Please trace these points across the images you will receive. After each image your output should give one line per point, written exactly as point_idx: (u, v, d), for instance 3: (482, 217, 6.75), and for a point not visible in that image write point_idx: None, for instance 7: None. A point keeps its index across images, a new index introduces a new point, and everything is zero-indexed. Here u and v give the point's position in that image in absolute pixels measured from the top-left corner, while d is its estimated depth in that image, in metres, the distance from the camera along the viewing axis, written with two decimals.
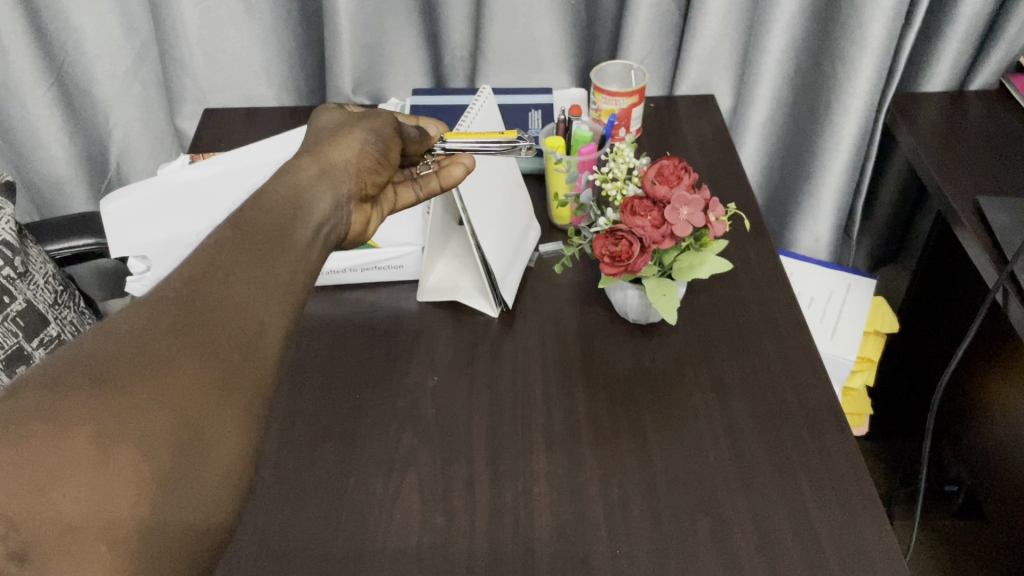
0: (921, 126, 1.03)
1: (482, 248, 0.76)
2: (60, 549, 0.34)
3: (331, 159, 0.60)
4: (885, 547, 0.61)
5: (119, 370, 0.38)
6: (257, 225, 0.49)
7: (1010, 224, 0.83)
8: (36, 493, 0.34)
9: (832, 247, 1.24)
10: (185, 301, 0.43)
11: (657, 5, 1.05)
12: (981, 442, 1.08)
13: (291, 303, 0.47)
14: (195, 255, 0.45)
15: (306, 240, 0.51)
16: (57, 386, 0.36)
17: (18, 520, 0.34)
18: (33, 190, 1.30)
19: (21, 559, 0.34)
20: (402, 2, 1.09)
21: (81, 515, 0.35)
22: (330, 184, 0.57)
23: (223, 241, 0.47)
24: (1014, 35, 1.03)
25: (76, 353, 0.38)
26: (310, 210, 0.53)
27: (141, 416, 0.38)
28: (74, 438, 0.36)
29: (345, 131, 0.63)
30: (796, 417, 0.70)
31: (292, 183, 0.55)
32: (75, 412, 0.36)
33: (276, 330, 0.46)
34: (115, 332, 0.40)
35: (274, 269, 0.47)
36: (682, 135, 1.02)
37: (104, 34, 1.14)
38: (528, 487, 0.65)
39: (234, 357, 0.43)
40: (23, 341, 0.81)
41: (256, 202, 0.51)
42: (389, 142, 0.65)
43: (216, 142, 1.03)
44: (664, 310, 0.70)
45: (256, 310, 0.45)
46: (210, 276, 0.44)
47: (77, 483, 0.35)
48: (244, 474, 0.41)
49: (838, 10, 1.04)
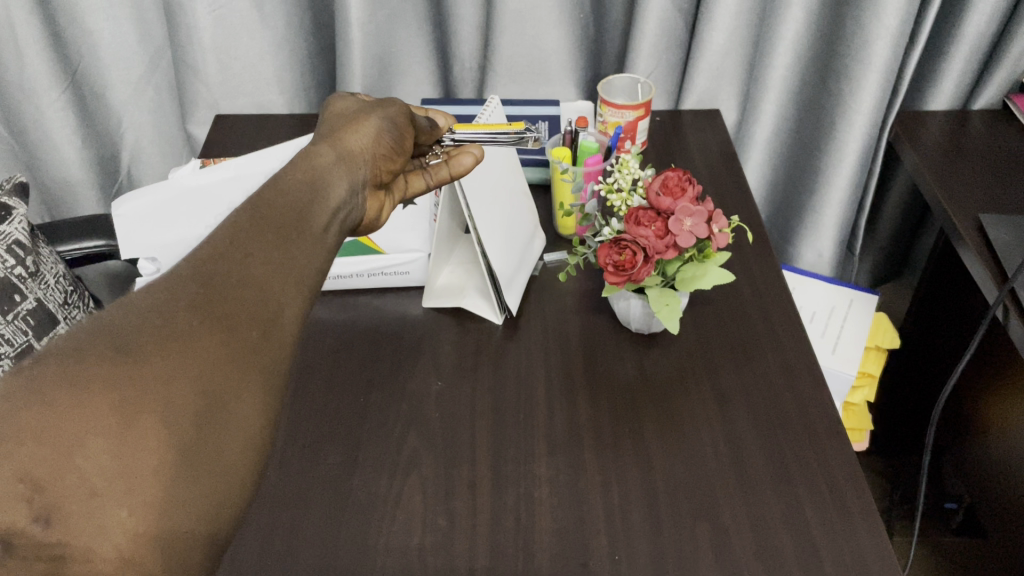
0: (925, 144, 1.04)
1: (487, 255, 0.77)
2: (84, 513, 0.35)
3: (348, 145, 0.61)
4: (884, 560, 0.61)
5: (140, 342, 0.40)
6: (276, 208, 0.50)
7: (1012, 242, 0.84)
8: (60, 457, 0.36)
9: (835, 262, 1.25)
10: (205, 277, 0.44)
11: (664, 20, 1.06)
12: (982, 459, 1.08)
13: (306, 286, 0.48)
14: (216, 235, 0.47)
15: (323, 224, 0.52)
16: (81, 356, 0.38)
17: (42, 483, 0.35)
18: (44, 192, 1.32)
19: (45, 522, 0.35)
20: (413, 14, 1.11)
21: (105, 481, 0.36)
22: (346, 170, 0.58)
23: (242, 222, 0.48)
24: (1017, 56, 1.04)
25: (98, 326, 0.40)
26: (327, 194, 0.55)
27: (163, 386, 0.39)
28: (96, 406, 0.37)
29: (360, 118, 0.65)
30: (796, 428, 0.71)
31: (309, 168, 0.56)
32: (98, 381, 0.37)
33: (295, 311, 0.47)
34: (137, 307, 0.41)
35: (292, 250, 0.48)
36: (687, 148, 1.03)
37: (119, 41, 1.16)
38: (531, 491, 0.66)
39: (252, 333, 0.44)
40: (33, 338, 0.83)
41: (275, 186, 0.52)
42: (405, 131, 0.67)
43: (225, 148, 1.04)
44: (666, 320, 0.71)
45: (274, 292, 0.46)
46: (229, 256, 0.45)
47: (101, 449, 0.36)
48: (262, 449, 0.42)
49: (844, 27, 1.06)
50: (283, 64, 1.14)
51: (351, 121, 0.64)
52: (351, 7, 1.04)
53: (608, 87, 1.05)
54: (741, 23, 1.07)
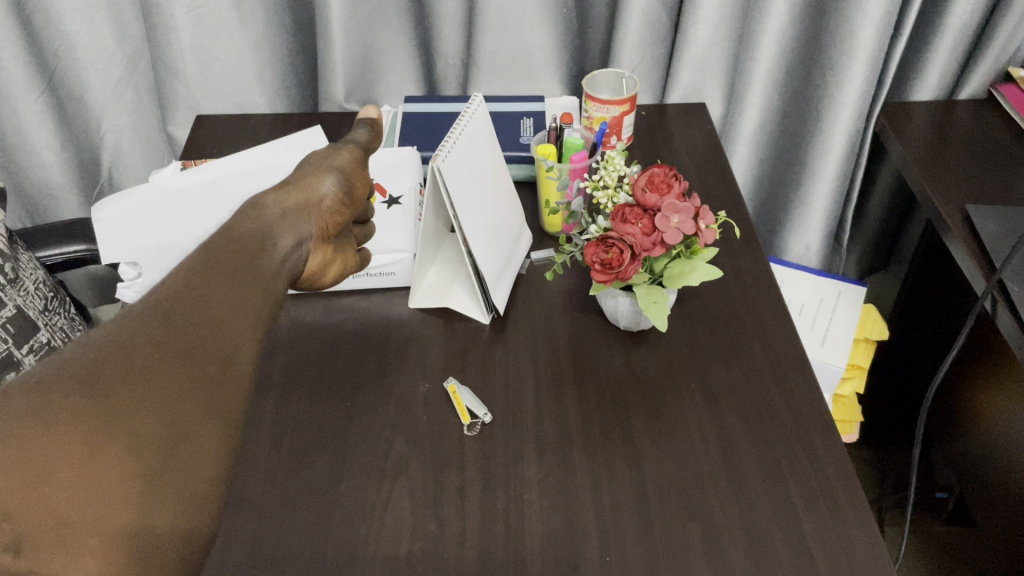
0: (911, 135, 1.04)
1: (474, 255, 0.76)
2: (56, 540, 0.37)
3: (298, 199, 0.62)
4: (875, 552, 0.61)
5: (103, 376, 0.42)
6: (228, 255, 0.53)
7: (1000, 233, 0.84)
8: (29, 487, 0.37)
9: (822, 254, 1.25)
10: (164, 317, 0.46)
11: (648, 14, 1.06)
12: (973, 449, 1.08)
13: (258, 325, 0.51)
14: (171, 280, 0.49)
15: (272, 269, 0.55)
16: (43, 391, 0.40)
17: (13, 512, 0.36)
18: (24, 197, 1.30)
19: (15, 551, 0.35)
20: (395, 10, 1.10)
21: (73, 510, 0.38)
22: (292, 223, 0.61)
23: (198, 265, 0.51)
24: (1002, 45, 1.04)
25: (59, 363, 0.42)
26: (275, 244, 0.57)
27: (128, 418, 0.41)
28: (65, 437, 0.39)
29: (314, 171, 0.66)
30: (785, 422, 0.71)
31: (258, 218, 0.58)
32: (63, 413, 0.39)
33: (250, 347, 0.50)
34: (99, 344, 0.43)
35: (246, 293, 0.51)
36: (673, 142, 1.03)
37: (96, 41, 1.14)
38: (520, 494, 0.65)
39: (212, 369, 0.46)
40: (13, 346, 0.81)
41: (227, 234, 0.55)
42: (356, 183, 0.68)
43: (206, 149, 1.03)
44: (655, 318, 0.70)
45: (230, 330, 0.49)
46: (185, 298, 0.48)
47: (67, 478, 0.38)
48: (225, 476, 0.45)
49: (827, 19, 1.05)
50: (265, 62, 1.12)
51: (304, 173, 0.65)
52: (331, 6, 1.02)
53: (593, 82, 1.05)
54: (725, 16, 1.06)
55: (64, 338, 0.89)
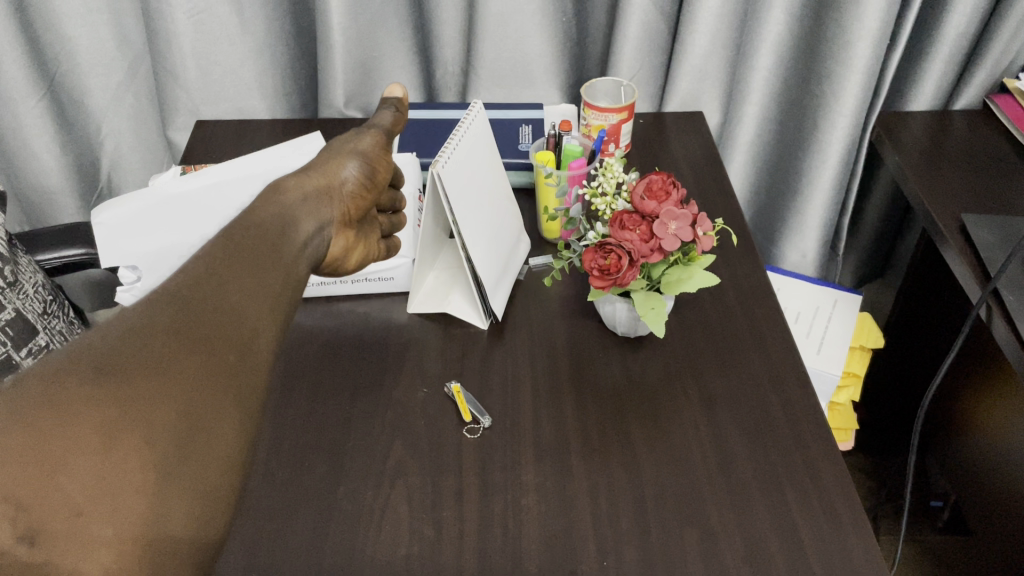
0: (907, 144, 1.04)
1: (472, 260, 0.77)
2: (70, 531, 0.37)
3: (317, 183, 0.63)
4: (872, 562, 0.61)
5: (120, 365, 0.42)
6: (248, 240, 0.53)
7: (995, 243, 0.85)
8: (45, 478, 0.38)
9: (820, 262, 1.26)
10: (182, 302, 0.47)
11: (646, 23, 1.07)
12: (967, 459, 1.09)
13: (276, 313, 0.51)
14: (190, 266, 0.49)
15: (293, 255, 0.56)
16: (61, 378, 0.40)
17: (28, 502, 0.37)
18: (23, 201, 1.30)
19: (30, 542, 0.37)
20: (394, 17, 1.11)
21: (89, 501, 0.38)
22: (313, 207, 0.61)
23: (217, 252, 0.51)
24: (997, 56, 1.05)
25: (77, 350, 0.42)
26: (296, 229, 0.58)
27: (144, 408, 0.41)
28: (79, 428, 0.39)
29: (335, 158, 0.67)
30: (781, 430, 0.71)
31: (278, 204, 0.58)
32: (80, 402, 0.40)
33: (267, 336, 0.49)
34: (115, 330, 0.44)
35: (264, 279, 0.51)
36: (670, 150, 1.04)
37: (97, 46, 1.14)
38: (518, 499, 0.65)
39: (229, 357, 0.46)
40: (12, 350, 0.81)
41: (247, 219, 0.55)
42: (375, 166, 0.69)
43: (205, 154, 1.03)
44: (653, 324, 0.71)
45: (248, 319, 0.49)
46: (203, 284, 0.48)
47: (83, 470, 0.38)
48: (241, 466, 0.45)
49: (824, 26, 1.06)
50: (265, 69, 1.13)
51: (325, 160, 0.66)
52: (331, 14, 1.03)
53: (592, 90, 1.05)
54: (723, 26, 1.07)
55: (61, 342, 0.89)
